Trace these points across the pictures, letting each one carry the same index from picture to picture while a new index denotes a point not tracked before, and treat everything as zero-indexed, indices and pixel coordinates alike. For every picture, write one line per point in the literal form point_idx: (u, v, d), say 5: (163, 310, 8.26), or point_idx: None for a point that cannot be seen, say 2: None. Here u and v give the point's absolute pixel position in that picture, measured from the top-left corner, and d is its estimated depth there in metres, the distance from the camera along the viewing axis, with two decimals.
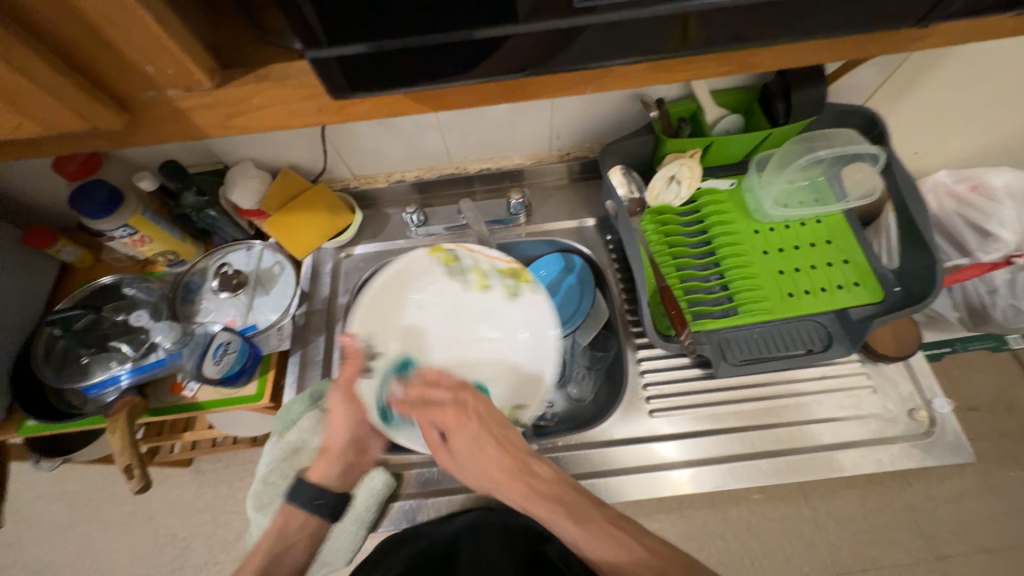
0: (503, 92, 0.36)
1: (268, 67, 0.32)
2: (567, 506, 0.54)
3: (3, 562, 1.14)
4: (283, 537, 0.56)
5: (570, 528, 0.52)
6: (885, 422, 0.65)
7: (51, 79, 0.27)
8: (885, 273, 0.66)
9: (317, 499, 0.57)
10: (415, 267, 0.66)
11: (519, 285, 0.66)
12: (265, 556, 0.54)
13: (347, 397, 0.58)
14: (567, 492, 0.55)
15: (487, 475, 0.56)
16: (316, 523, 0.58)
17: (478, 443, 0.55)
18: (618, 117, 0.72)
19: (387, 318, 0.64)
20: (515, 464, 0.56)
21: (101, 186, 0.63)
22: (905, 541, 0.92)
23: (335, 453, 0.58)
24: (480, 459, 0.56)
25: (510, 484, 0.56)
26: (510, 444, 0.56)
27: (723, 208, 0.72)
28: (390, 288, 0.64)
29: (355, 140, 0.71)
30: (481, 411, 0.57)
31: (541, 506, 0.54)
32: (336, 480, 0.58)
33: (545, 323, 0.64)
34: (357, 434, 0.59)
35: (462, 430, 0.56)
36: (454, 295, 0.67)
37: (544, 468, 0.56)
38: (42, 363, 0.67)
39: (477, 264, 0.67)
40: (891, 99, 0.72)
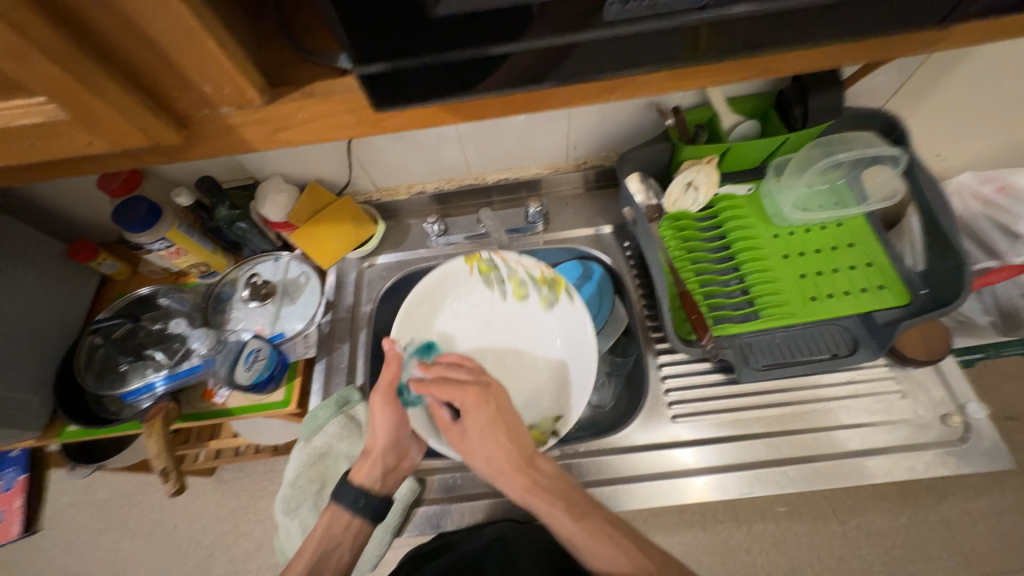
0: (531, 102, 0.37)
1: (313, 84, 0.34)
2: (569, 505, 0.51)
3: (34, 568, 1.17)
4: (330, 537, 0.57)
5: (568, 525, 0.50)
6: (917, 428, 0.63)
7: (121, 100, 0.29)
8: (911, 276, 0.65)
9: (360, 501, 0.57)
10: (452, 275, 0.68)
11: (554, 294, 0.67)
12: (312, 555, 0.55)
13: (388, 400, 0.59)
14: (568, 490, 0.53)
15: (493, 462, 0.53)
16: (359, 525, 0.58)
17: (490, 429, 0.54)
18: (634, 126, 0.73)
19: (424, 326, 0.67)
20: (522, 455, 0.54)
21: (141, 202, 0.67)
22: (941, 557, 0.88)
23: (376, 456, 0.58)
24: (487, 445, 0.53)
25: (513, 477, 0.53)
26: (520, 435, 0.54)
27: (742, 213, 0.73)
28: (430, 295, 0.67)
29: (379, 154, 0.74)
30: (499, 398, 0.55)
31: (541, 502, 0.52)
32: (378, 482, 0.59)
33: (579, 327, 0.65)
34: (395, 437, 0.59)
35: (477, 413, 0.54)
36: (490, 304, 0.69)
37: (547, 465, 0.54)
38: (84, 371, 0.70)
39: (514, 273, 0.68)
40: (911, 102, 0.72)
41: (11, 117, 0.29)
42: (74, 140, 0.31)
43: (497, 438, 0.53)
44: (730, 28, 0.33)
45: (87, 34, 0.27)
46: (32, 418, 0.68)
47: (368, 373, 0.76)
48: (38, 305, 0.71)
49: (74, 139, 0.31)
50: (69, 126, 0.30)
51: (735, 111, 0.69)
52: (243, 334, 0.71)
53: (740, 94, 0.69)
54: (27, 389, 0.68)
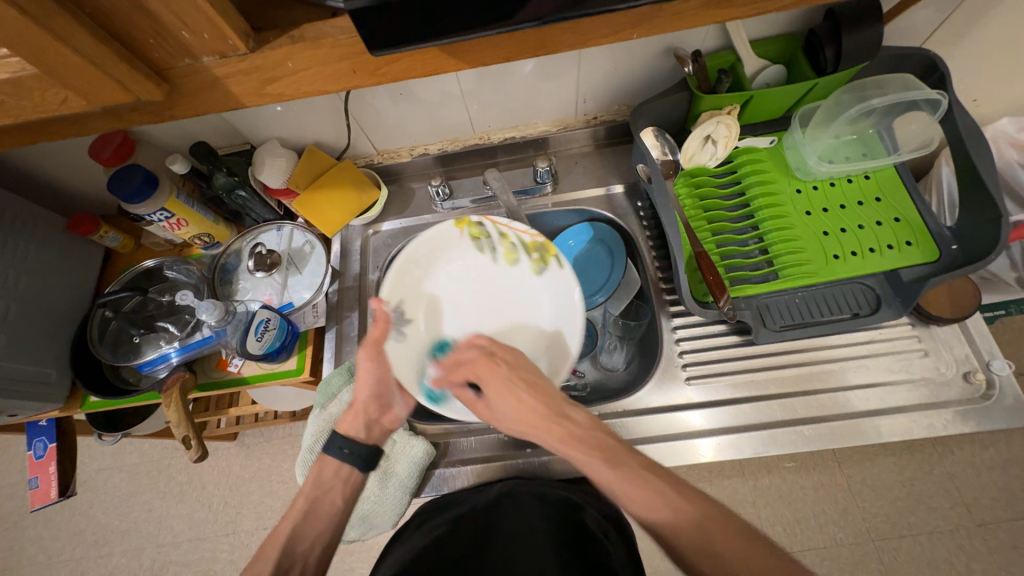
0: (539, 44, 0.34)
1: (302, 28, 0.31)
2: (603, 452, 0.48)
3: (74, 528, 1.24)
4: (320, 483, 0.55)
5: (607, 474, 0.46)
6: (938, 386, 0.62)
7: (92, 48, 0.27)
8: (941, 230, 0.62)
9: (345, 448, 0.56)
10: (444, 238, 0.66)
11: (546, 259, 0.66)
12: (303, 502, 0.54)
13: (375, 354, 0.58)
14: (604, 436, 0.50)
15: (522, 421, 0.51)
16: (351, 472, 0.57)
17: (509, 387, 0.52)
18: (649, 75, 0.68)
19: (416, 283, 0.64)
20: (549, 407, 0.51)
21: (136, 170, 0.65)
22: (945, 509, 0.89)
23: (360, 407, 0.58)
24: (511, 404, 0.51)
25: (543, 428, 0.50)
26: (541, 386, 0.53)
27: (763, 168, 0.69)
28: (421, 257, 0.65)
29: (378, 115, 0.70)
30: (510, 360, 0.55)
31: (579, 449, 0.48)
32: (363, 432, 0.58)
33: (568, 288, 0.64)
34: (379, 390, 0.59)
35: (493, 377, 0.53)
36: (482, 268, 0.66)
37: (579, 414, 0.51)
38: (98, 343, 0.70)
39: (505, 238, 0.66)
40: (953, 39, 0.66)
41: None
42: (49, 99, 0.29)
43: (518, 395, 0.51)
44: None
45: None
46: (53, 389, 0.70)
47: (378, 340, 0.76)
48: (44, 279, 0.71)
49: (49, 97, 0.29)
50: (40, 80, 0.28)
51: (759, 54, 0.64)
52: (251, 304, 0.70)
53: (766, 35, 0.64)
54: (44, 362, 0.69)
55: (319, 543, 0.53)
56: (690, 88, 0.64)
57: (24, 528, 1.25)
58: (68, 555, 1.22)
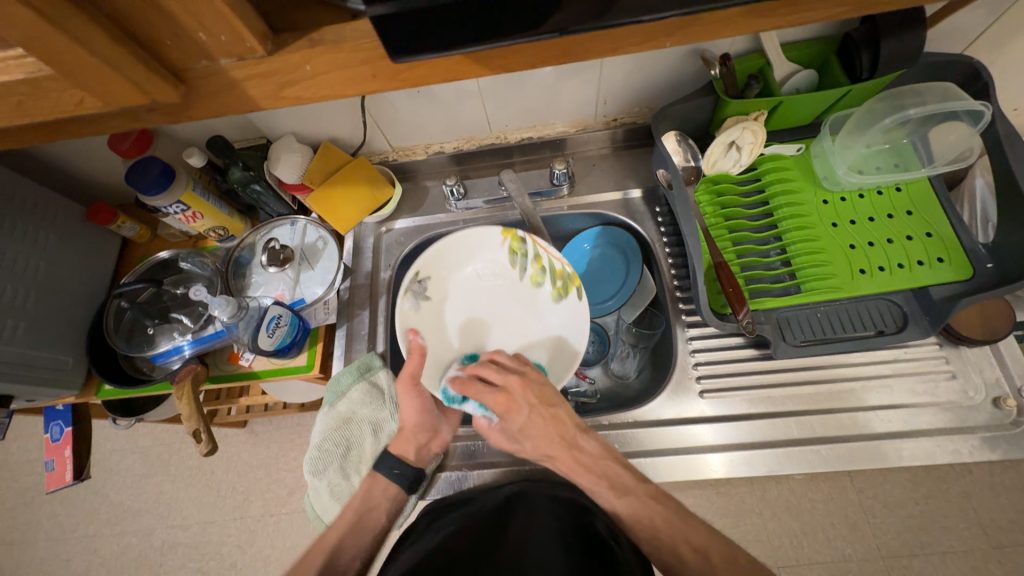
0: (564, 52, 0.33)
1: (321, 30, 0.30)
2: (613, 482, 0.55)
3: (88, 506, 1.27)
4: (368, 499, 0.60)
5: (609, 498, 0.55)
6: (965, 411, 0.60)
7: (109, 50, 0.26)
8: (976, 248, 0.59)
9: (396, 470, 0.60)
10: (487, 237, 0.67)
11: (569, 289, 0.67)
12: (350, 514, 0.59)
13: (410, 387, 0.58)
14: (612, 466, 0.55)
15: (540, 450, 0.55)
16: (398, 492, 0.61)
17: (531, 424, 0.54)
18: (674, 78, 0.66)
19: (447, 266, 0.67)
20: (565, 439, 0.55)
21: (155, 162, 0.65)
22: (958, 528, 0.86)
23: (409, 434, 0.60)
24: (533, 438, 0.54)
25: (561, 456, 0.55)
26: (559, 420, 0.55)
27: (789, 176, 0.67)
28: (460, 245, 0.67)
29: (394, 112, 0.69)
30: (530, 396, 0.54)
31: (587, 478, 0.55)
32: (413, 455, 0.61)
33: (573, 325, 0.66)
34: (424, 419, 0.60)
35: (518, 417, 0.53)
36: (509, 277, 0.68)
37: (591, 442, 0.56)
38: (113, 333, 0.71)
39: (539, 258, 0.67)
40: (997, 46, 0.62)
41: None
42: (65, 98, 0.29)
43: (540, 432, 0.54)
44: None
45: None
46: (69, 376, 0.71)
47: (388, 339, 0.75)
48: (62, 267, 0.72)
49: (64, 96, 0.28)
50: (57, 81, 0.27)
51: (789, 59, 0.61)
52: (263, 300, 0.70)
53: (798, 38, 0.61)
54: (61, 349, 0.69)
55: (359, 555, 0.57)
56: (717, 92, 0.62)
57: (41, 503, 1.29)
58: (82, 531, 1.25)
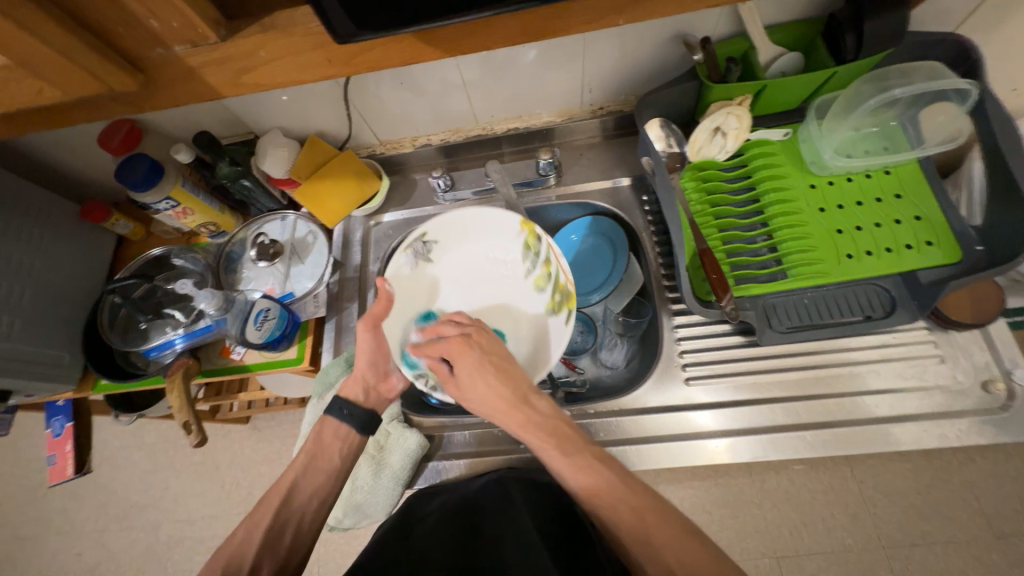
0: (518, 33, 0.33)
1: (275, 16, 0.30)
2: (562, 440, 0.48)
3: (97, 501, 1.29)
4: (319, 441, 0.57)
5: (558, 460, 0.48)
6: (954, 395, 0.59)
7: (60, 38, 0.27)
8: (965, 230, 0.58)
9: (344, 410, 0.58)
10: (506, 223, 0.67)
11: (562, 307, 0.65)
12: (304, 457, 0.56)
13: (370, 327, 0.59)
14: (562, 428, 0.50)
15: (487, 405, 0.50)
16: (350, 433, 0.58)
17: (480, 371, 0.50)
18: (657, 63, 0.65)
19: (456, 232, 0.69)
20: (514, 393, 0.50)
21: (142, 159, 0.66)
22: (961, 518, 0.83)
23: (359, 374, 0.59)
24: (479, 388, 0.50)
25: (507, 413, 0.50)
26: (511, 373, 0.51)
27: (775, 162, 0.66)
28: (469, 220, 0.68)
29: (379, 104, 0.69)
30: (483, 343, 0.52)
31: (537, 438, 0.49)
32: (361, 397, 0.60)
33: (544, 340, 0.64)
34: (377, 360, 0.60)
35: (464, 359, 0.51)
36: (513, 270, 0.68)
37: (543, 402, 0.51)
38: (108, 329, 0.73)
39: (548, 263, 0.66)
40: (987, 24, 0.61)
41: None
42: (24, 89, 0.29)
43: (487, 381, 0.50)
44: None
45: None
46: (66, 371, 0.72)
47: None
48: (58, 265, 0.73)
49: (23, 87, 0.29)
50: (13, 72, 0.28)
51: (774, 42, 0.61)
52: (252, 294, 0.70)
53: (780, 21, 0.61)
54: (57, 345, 0.71)
55: (317, 496, 0.54)
56: (700, 77, 0.62)
57: (51, 499, 1.32)
58: (91, 526, 1.28)
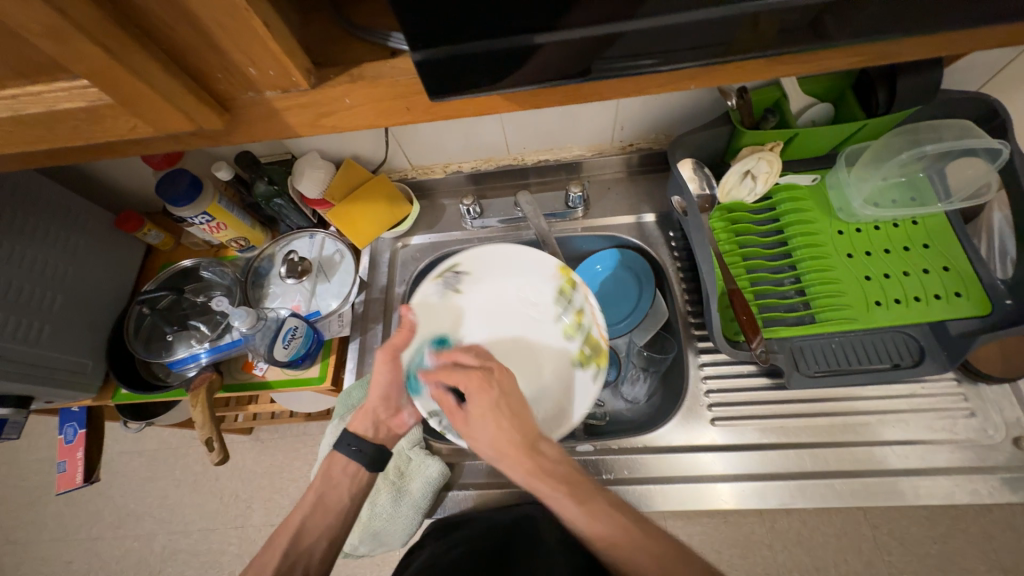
0: (585, 92, 0.35)
1: (362, 66, 0.32)
2: (574, 490, 0.48)
3: (93, 507, 1.27)
4: (328, 478, 0.57)
5: (575, 511, 0.47)
6: (984, 450, 0.58)
7: (163, 82, 0.28)
8: (994, 283, 0.59)
9: (353, 446, 0.57)
10: (543, 267, 0.68)
11: (591, 359, 0.63)
12: (311, 496, 0.56)
13: (390, 359, 0.58)
14: (575, 476, 0.49)
15: (496, 447, 0.50)
16: (358, 469, 0.58)
17: (494, 412, 0.50)
18: (690, 106, 0.67)
19: (488, 266, 0.69)
20: (526, 439, 0.49)
21: (183, 174, 0.67)
22: (979, 572, 0.78)
23: (369, 408, 0.59)
24: (489, 426, 0.50)
25: (514, 457, 0.49)
26: (523, 416, 0.50)
27: (803, 206, 0.67)
28: (501, 258, 0.69)
29: (417, 133, 0.71)
30: (505, 382, 0.52)
31: (547, 485, 0.48)
32: (370, 432, 0.59)
33: (569, 393, 0.62)
34: (390, 393, 0.59)
35: (482, 400, 0.50)
36: (544, 314, 0.66)
37: (552, 449, 0.51)
38: (133, 338, 0.73)
39: (581, 310, 0.65)
40: (1011, 86, 0.63)
41: (58, 100, 0.29)
42: (120, 125, 0.31)
43: (498, 421, 0.50)
44: (841, 16, 0.30)
45: (132, 14, 0.26)
46: (88, 379, 0.72)
47: None
48: (90, 273, 0.74)
49: (119, 123, 0.31)
50: (114, 109, 0.29)
51: (807, 92, 0.62)
52: (280, 312, 0.72)
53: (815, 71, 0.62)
54: (83, 353, 0.71)
55: (324, 538, 0.55)
56: (733, 122, 0.63)
57: (45, 503, 1.30)
58: (85, 533, 1.25)
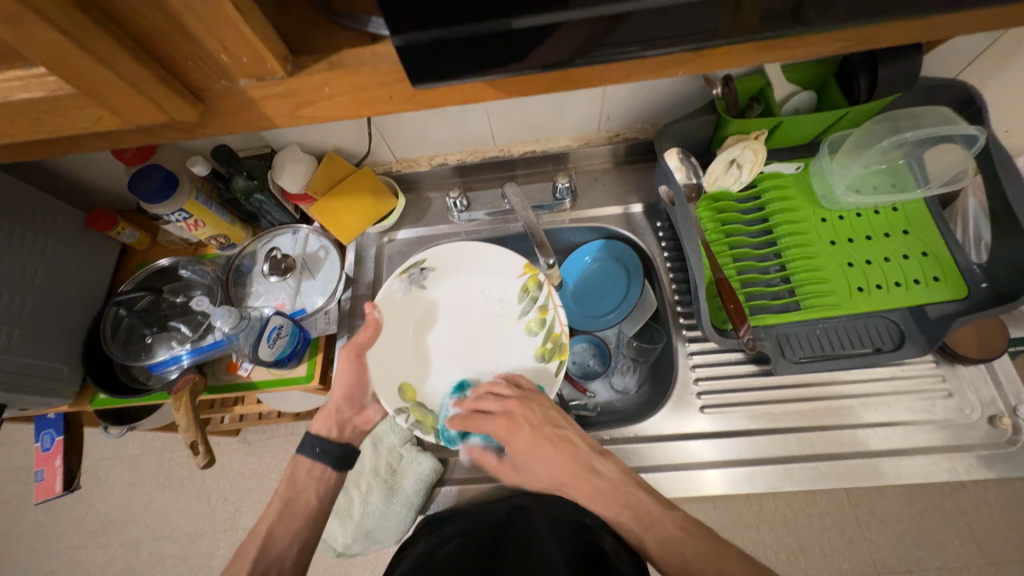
0: (572, 79, 0.35)
1: (341, 53, 0.31)
2: (631, 508, 0.53)
3: (74, 516, 1.24)
4: (294, 482, 0.60)
5: (639, 533, 0.52)
6: (961, 429, 0.60)
7: (128, 69, 0.27)
8: (970, 268, 0.60)
9: (317, 448, 0.61)
10: (510, 261, 0.68)
11: (552, 354, 0.66)
12: (279, 500, 0.59)
13: (354, 358, 0.62)
14: (633, 493, 0.53)
15: (554, 478, 0.58)
16: (323, 471, 0.61)
17: (534, 444, 0.58)
18: (676, 96, 0.67)
19: (458, 260, 0.69)
20: (578, 460, 0.57)
21: (157, 170, 0.65)
22: (954, 544, 0.82)
23: (333, 408, 0.63)
24: (538, 461, 0.58)
25: (576, 483, 0.56)
26: (567, 441, 0.58)
27: (787, 194, 0.68)
28: (464, 251, 0.68)
29: (400, 124, 0.69)
30: (530, 417, 0.59)
31: (607, 505, 0.54)
32: (335, 431, 0.64)
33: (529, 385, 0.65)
34: (352, 392, 0.64)
35: (518, 437, 0.58)
36: (507, 310, 0.69)
37: (609, 466, 0.55)
38: (110, 341, 0.71)
39: (545, 309, 0.67)
40: (986, 73, 0.65)
41: (14, 90, 0.27)
42: (83, 116, 0.29)
43: (544, 453, 0.58)
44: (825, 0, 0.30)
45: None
46: (63, 384, 0.70)
47: None
48: (61, 276, 0.71)
49: (83, 114, 0.29)
50: (76, 100, 0.28)
51: (790, 80, 0.62)
52: (265, 310, 0.69)
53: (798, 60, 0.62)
54: (57, 358, 0.69)
55: (296, 541, 0.57)
56: (718, 111, 0.63)
57: (24, 513, 1.26)
58: (67, 542, 1.22)
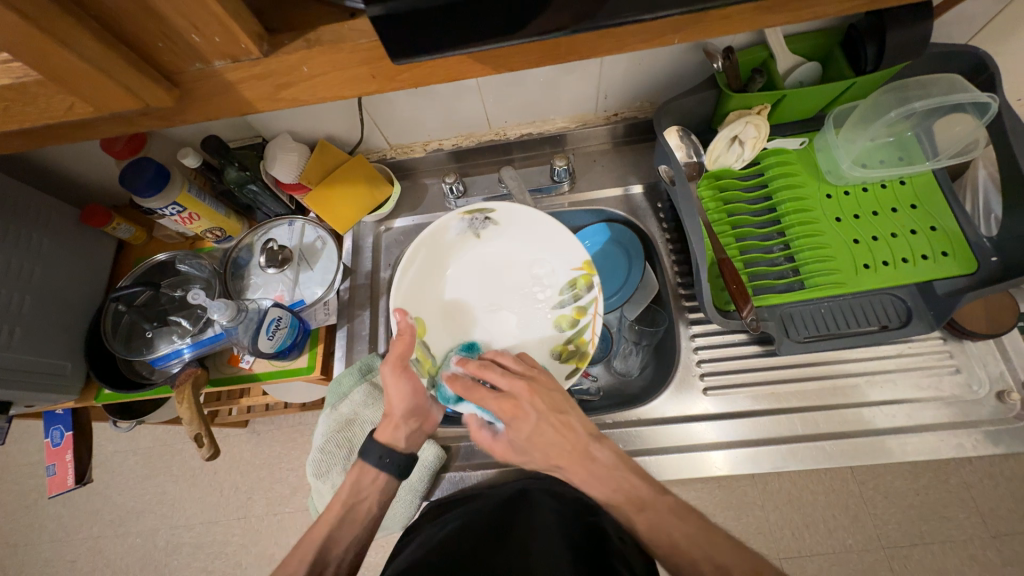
0: (561, 50, 0.33)
1: (319, 30, 0.30)
2: (622, 491, 0.52)
3: (91, 508, 1.27)
4: (356, 490, 0.58)
5: (631, 515, 0.52)
6: (969, 404, 0.60)
7: (95, 52, 0.26)
8: (981, 241, 0.59)
9: (386, 458, 0.58)
10: (568, 255, 0.64)
11: (568, 353, 0.64)
12: (341, 507, 0.57)
13: (398, 371, 0.57)
14: (625, 477, 0.53)
15: (549, 460, 0.54)
16: (387, 480, 0.59)
17: (537, 426, 0.53)
18: (675, 71, 0.65)
19: (524, 228, 0.65)
20: (577, 444, 0.53)
21: (148, 164, 0.64)
22: (960, 518, 0.82)
23: (397, 420, 0.59)
24: (540, 445, 0.53)
25: (570, 464, 0.53)
26: (571, 425, 0.54)
27: (791, 170, 0.66)
28: (520, 218, 0.64)
29: (392, 109, 0.68)
30: (539, 404, 0.53)
31: (599, 488, 0.53)
32: (403, 442, 0.59)
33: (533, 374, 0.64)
34: (414, 406, 0.59)
35: (522, 421, 0.53)
36: (541, 290, 0.66)
37: (603, 452, 0.53)
38: (111, 337, 0.70)
39: (586, 307, 0.64)
40: (999, 37, 0.62)
41: None
42: (55, 104, 0.29)
43: (547, 437, 0.53)
44: None
45: None
46: (68, 380, 0.70)
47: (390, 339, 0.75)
48: (60, 273, 0.71)
49: (55, 102, 0.28)
50: (45, 87, 0.27)
51: (793, 50, 0.60)
52: (261, 303, 0.68)
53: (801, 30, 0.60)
54: (60, 354, 0.69)
55: (350, 550, 0.56)
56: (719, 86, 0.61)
57: (42, 506, 1.29)
58: (85, 533, 1.25)
